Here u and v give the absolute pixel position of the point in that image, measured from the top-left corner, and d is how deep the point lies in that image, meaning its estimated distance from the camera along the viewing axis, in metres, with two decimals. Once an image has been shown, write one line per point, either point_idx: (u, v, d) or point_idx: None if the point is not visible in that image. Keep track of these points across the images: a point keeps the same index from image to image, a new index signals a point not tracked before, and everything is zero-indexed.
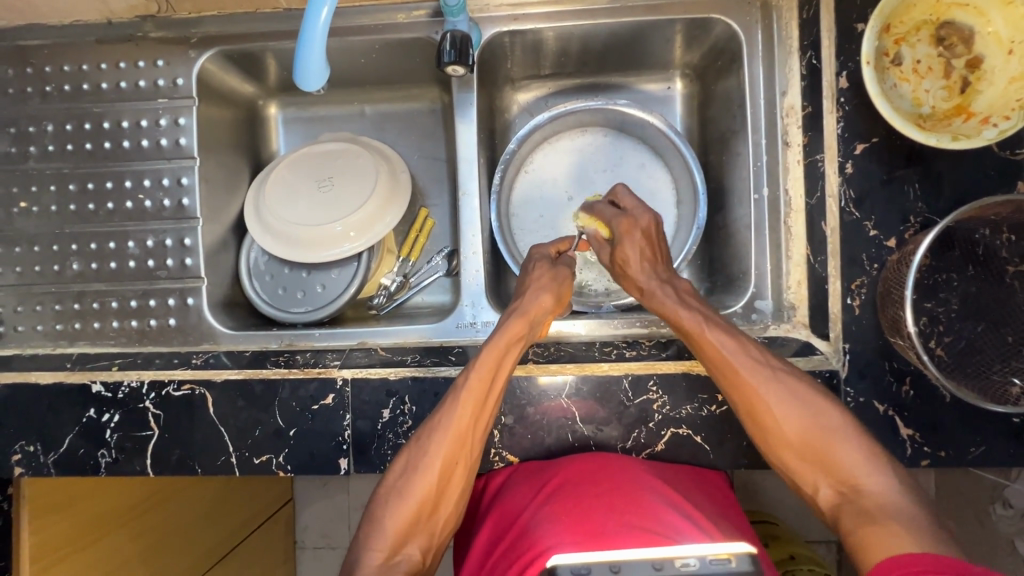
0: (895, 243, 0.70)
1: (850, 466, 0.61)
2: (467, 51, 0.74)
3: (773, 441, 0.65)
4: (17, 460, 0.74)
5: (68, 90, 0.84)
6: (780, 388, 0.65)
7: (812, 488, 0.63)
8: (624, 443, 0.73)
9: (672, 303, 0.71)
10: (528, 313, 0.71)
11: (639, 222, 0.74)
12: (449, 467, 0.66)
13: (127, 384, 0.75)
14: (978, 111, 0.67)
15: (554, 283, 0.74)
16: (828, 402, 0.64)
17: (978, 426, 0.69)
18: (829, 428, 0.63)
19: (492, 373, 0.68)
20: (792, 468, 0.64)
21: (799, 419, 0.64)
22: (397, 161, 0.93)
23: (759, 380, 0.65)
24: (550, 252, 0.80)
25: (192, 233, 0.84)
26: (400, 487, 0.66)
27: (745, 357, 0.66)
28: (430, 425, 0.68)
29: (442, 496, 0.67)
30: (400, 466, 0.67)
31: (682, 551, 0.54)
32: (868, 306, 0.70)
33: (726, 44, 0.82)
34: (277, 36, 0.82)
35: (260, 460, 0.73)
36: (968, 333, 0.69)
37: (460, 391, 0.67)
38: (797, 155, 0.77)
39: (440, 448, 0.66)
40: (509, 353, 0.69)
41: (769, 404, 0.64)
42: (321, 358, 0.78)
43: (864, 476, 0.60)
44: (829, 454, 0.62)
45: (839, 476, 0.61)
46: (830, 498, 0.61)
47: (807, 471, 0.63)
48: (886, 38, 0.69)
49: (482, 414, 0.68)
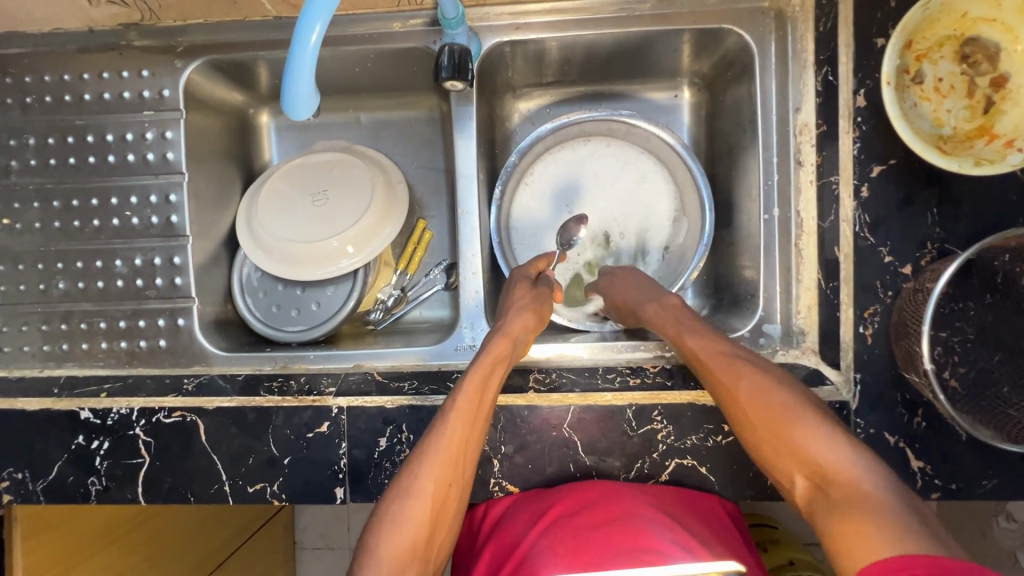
0: (910, 270, 0.67)
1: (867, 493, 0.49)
2: (465, 66, 0.70)
3: (778, 459, 0.56)
4: (5, 487, 0.72)
5: (49, 101, 0.80)
6: (787, 398, 0.59)
7: (849, 553, 0.47)
8: (627, 473, 0.71)
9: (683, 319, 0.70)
10: (511, 333, 0.70)
11: (647, 256, 0.81)
12: (441, 488, 0.63)
13: (116, 411, 0.73)
14: (1002, 133, 0.64)
15: (537, 302, 0.74)
16: (846, 431, 0.56)
17: (991, 458, 0.67)
18: (844, 451, 0.53)
19: (481, 390, 0.66)
20: (810, 508, 0.52)
21: (812, 434, 0.55)
22: (394, 173, 0.90)
23: (764, 388, 0.61)
24: (530, 272, 0.79)
25: (182, 251, 0.82)
26: (393, 514, 0.62)
27: (765, 372, 0.63)
28: (421, 447, 0.65)
29: (437, 524, 0.63)
30: (392, 494, 0.64)
31: (664, 568, 0.48)
32: (882, 335, 0.68)
33: (737, 55, 0.78)
34: (267, 46, 0.78)
35: (253, 488, 0.71)
36: (983, 364, 0.66)
37: (449, 411, 0.65)
38: (810, 175, 0.73)
39: (432, 469, 0.63)
40: (497, 371, 0.68)
41: (771, 409, 0.59)
42: (316, 383, 0.75)
43: (889, 518, 0.47)
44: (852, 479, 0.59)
45: (810, 467, 0.54)
46: (878, 573, 0.44)
47: (829, 515, 0.50)
48: (907, 55, 0.66)
49: (474, 431, 0.66)
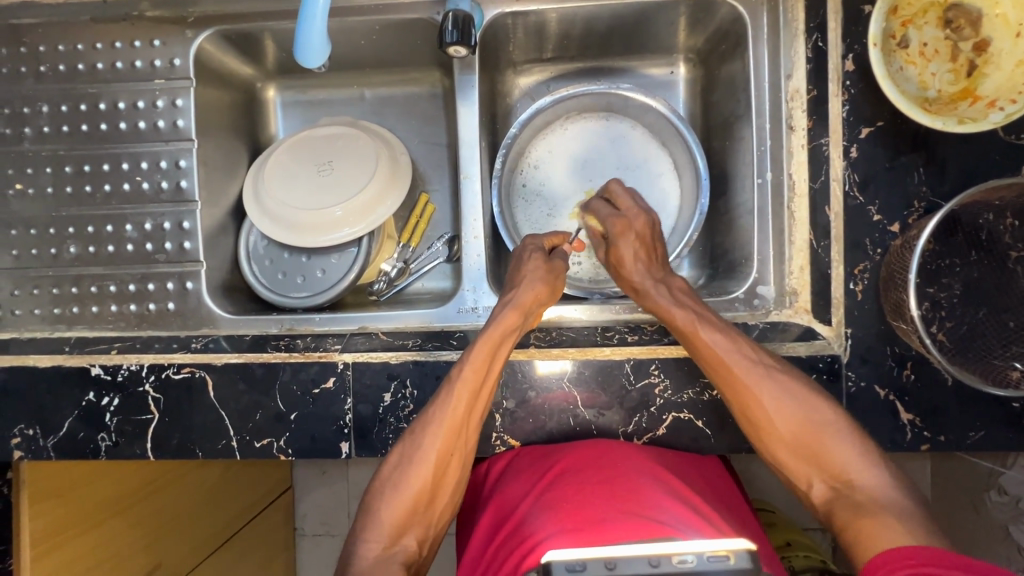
0: (898, 228, 0.70)
1: (843, 460, 0.63)
2: (469, 31, 0.72)
3: (766, 438, 0.67)
4: (16, 443, 0.74)
5: (63, 70, 0.82)
6: (778, 390, 0.66)
7: (806, 484, 0.66)
8: (626, 427, 0.73)
9: (667, 302, 0.72)
10: (522, 305, 0.71)
11: (634, 225, 0.76)
12: (445, 458, 0.67)
13: (126, 368, 0.74)
14: (985, 94, 0.67)
15: (550, 275, 0.75)
16: (824, 400, 0.66)
17: (977, 411, 0.69)
18: (822, 425, 0.65)
19: (488, 364, 0.68)
20: (788, 465, 0.66)
21: (797, 419, 0.65)
22: (397, 144, 0.92)
23: (756, 382, 0.66)
24: (544, 244, 0.80)
25: (190, 216, 0.84)
26: (396, 478, 0.67)
27: (738, 357, 0.67)
28: (426, 414, 0.68)
29: (439, 488, 0.68)
30: (396, 457, 0.68)
31: (679, 547, 0.52)
32: (870, 291, 0.71)
33: (731, 27, 0.81)
34: (276, 17, 0.81)
35: (261, 443, 0.73)
36: (969, 318, 0.69)
37: (455, 383, 0.67)
38: (801, 139, 0.75)
39: (436, 440, 0.66)
40: (505, 343, 0.70)
41: (763, 404, 0.65)
42: (322, 342, 0.77)
43: (857, 473, 0.62)
44: (822, 452, 0.64)
45: (830, 472, 0.64)
46: (823, 494, 0.64)
47: (802, 468, 0.66)
48: (893, 20, 0.69)
49: (478, 402, 0.68)
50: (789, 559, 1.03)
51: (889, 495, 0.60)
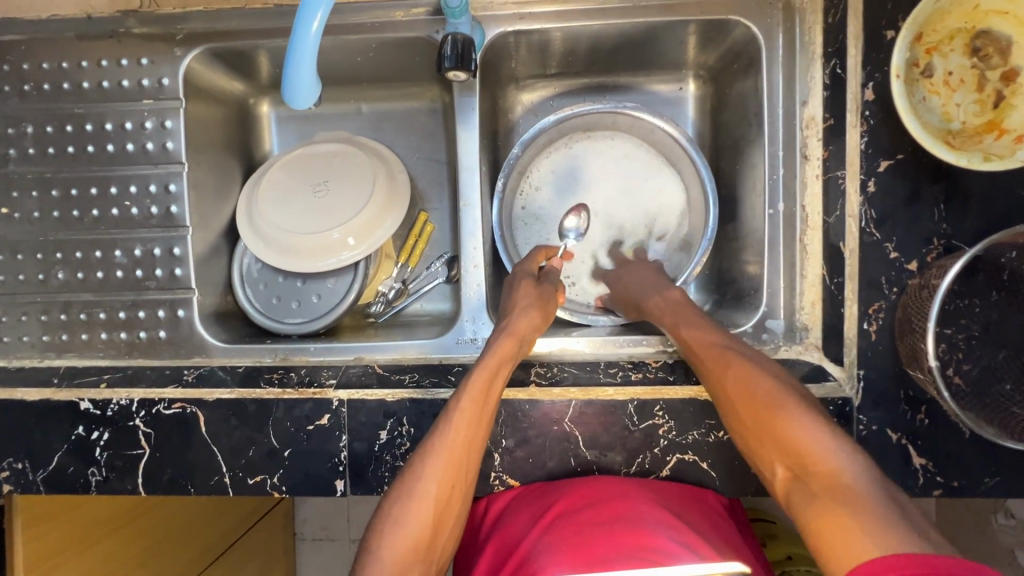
0: (916, 267, 0.67)
1: (807, 441, 0.52)
2: (469, 56, 0.69)
3: (734, 417, 0.60)
4: (6, 477, 0.72)
5: (48, 89, 0.79)
6: (754, 366, 0.61)
7: (772, 472, 0.55)
8: (628, 468, 0.71)
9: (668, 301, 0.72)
10: (517, 333, 0.70)
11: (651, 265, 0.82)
12: (446, 493, 0.63)
13: (116, 402, 0.72)
14: (1012, 128, 0.63)
15: (541, 299, 0.74)
16: (799, 386, 0.59)
17: (993, 456, 0.67)
18: (797, 403, 0.56)
19: (486, 389, 0.66)
20: (760, 450, 0.57)
21: (780, 400, 0.57)
22: (395, 163, 0.89)
23: (732, 361, 0.62)
24: (532, 269, 0.79)
25: (181, 241, 0.81)
26: (395, 516, 0.62)
27: (724, 343, 0.65)
28: (424, 446, 0.65)
29: (440, 525, 0.63)
30: (394, 492, 0.64)
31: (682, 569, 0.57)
32: (886, 331, 0.68)
33: (744, 47, 0.77)
34: (268, 35, 0.78)
35: (254, 480, 0.71)
36: (987, 361, 0.66)
37: (453, 412, 0.65)
38: (816, 169, 0.72)
39: (434, 470, 0.63)
40: (501, 371, 0.68)
41: (740, 381, 0.60)
42: (316, 375, 0.75)
43: (823, 454, 0.51)
44: (784, 428, 0.54)
45: (789, 453, 0.53)
46: (785, 481, 0.53)
47: (770, 453, 0.56)
48: (917, 48, 0.65)
49: (478, 429, 0.66)
50: None
51: (857, 478, 0.48)
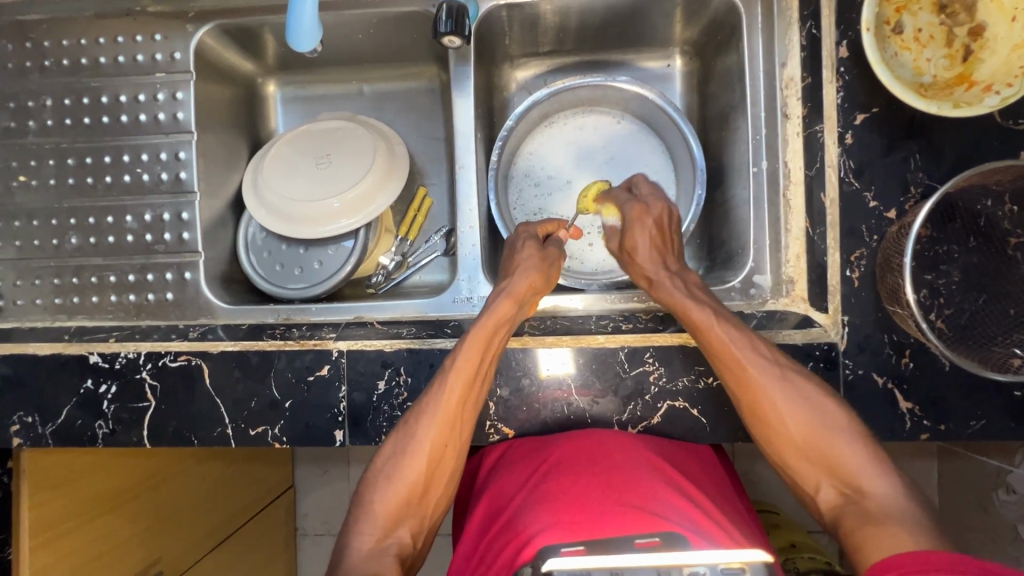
0: (895, 215, 0.69)
1: (855, 467, 0.62)
2: (464, 21, 0.73)
3: (775, 439, 0.66)
4: (16, 430, 0.75)
5: (67, 65, 0.84)
6: (780, 382, 0.65)
7: (814, 489, 0.65)
8: (621, 416, 0.72)
9: (681, 296, 0.70)
10: (517, 294, 0.70)
11: (652, 210, 0.75)
12: (440, 450, 0.67)
13: (124, 355, 0.75)
14: (981, 79, 0.66)
15: (544, 264, 0.74)
16: (827, 397, 0.65)
17: (978, 399, 0.68)
18: (835, 432, 0.64)
19: (482, 353, 0.67)
20: (796, 470, 0.66)
21: (808, 417, 0.64)
22: (394, 137, 0.93)
23: (765, 377, 0.65)
24: (538, 232, 0.79)
25: (189, 207, 0.84)
26: (389, 473, 0.67)
27: (750, 352, 0.66)
28: (420, 406, 0.68)
29: (432, 480, 0.67)
30: (390, 449, 0.68)
31: (690, 556, 0.49)
32: (868, 278, 0.70)
33: (725, 17, 0.81)
34: (274, 10, 0.82)
35: (255, 431, 0.73)
36: (969, 305, 0.68)
37: (449, 371, 0.66)
38: (796, 127, 0.75)
39: (429, 431, 0.66)
40: (499, 333, 0.69)
41: (770, 398, 0.65)
42: (317, 331, 0.78)
43: (865, 480, 0.61)
44: (835, 458, 0.63)
45: (843, 481, 0.63)
46: (830, 499, 0.63)
47: (810, 472, 0.65)
48: (887, 6, 0.68)
49: (472, 395, 0.67)
50: (793, 560, 1.01)
51: (897, 503, 0.59)
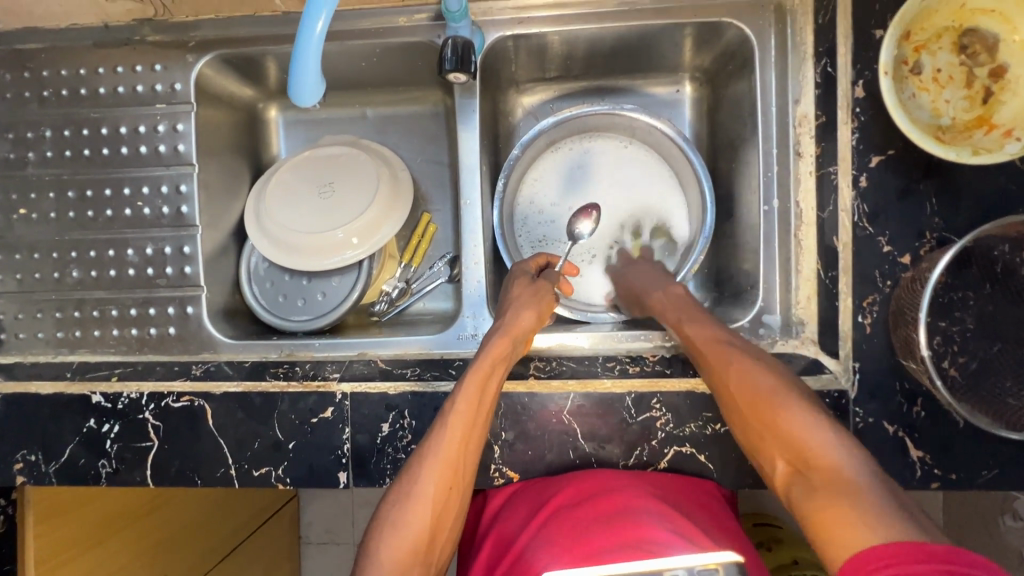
0: (909, 260, 0.68)
1: (804, 435, 0.55)
2: (469, 57, 0.71)
3: (738, 412, 0.61)
4: (19, 469, 0.74)
5: (66, 95, 0.83)
6: (745, 360, 0.64)
7: (772, 464, 0.57)
8: (627, 460, 0.71)
9: (664, 300, 0.74)
10: (512, 331, 0.70)
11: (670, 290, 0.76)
12: (444, 493, 0.64)
13: (127, 395, 0.75)
14: (1001, 123, 0.65)
15: (538, 298, 0.75)
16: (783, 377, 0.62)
17: (991, 448, 0.67)
18: (790, 402, 0.58)
19: (479, 393, 0.67)
20: (755, 445, 0.59)
21: (767, 386, 0.60)
22: (397, 163, 0.92)
23: (728, 353, 0.65)
24: (531, 268, 0.79)
25: (191, 241, 0.83)
26: (393, 519, 0.63)
27: (716, 337, 0.67)
28: (420, 452, 0.66)
29: (439, 528, 0.63)
30: (394, 495, 0.65)
31: (669, 563, 0.50)
32: (880, 324, 0.69)
33: (738, 48, 0.79)
34: (276, 40, 0.80)
35: (258, 472, 0.73)
36: (983, 353, 0.66)
37: (449, 411, 0.66)
38: (809, 166, 0.74)
39: (432, 472, 0.64)
40: (496, 371, 0.68)
41: (733, 370, 0.63)
42: (320, 369, 0.76)
43: (819, 449, 0.54)
44: (790, 428, 0.56)
45: (793, 451, 0.55)
46: (786, 474, 0.56)
47: (769, 447, 0.58)
48: (906, 46, 0.66)
49: (473, 437, 0.66)
50: None
51: (856, 473, 0.51)
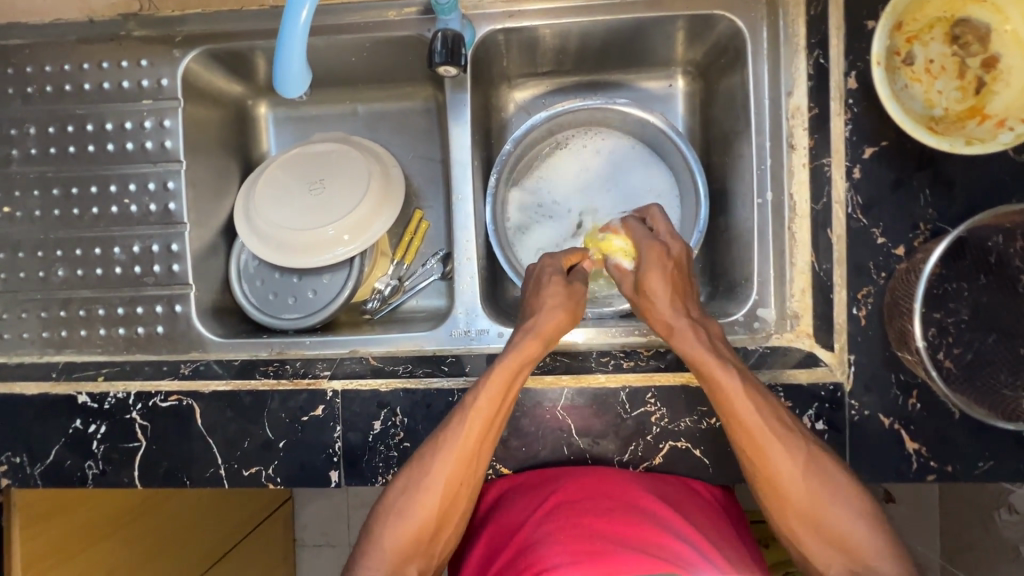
0: (903, 252, 0.67)
1: (863, 544, 0.59)
2: (459, 51, 0.70)
3: (786, 511, 0.61)
4: (3, 471, 0.73)
5: (50, 91, 0.81)
6: (796, 455, 0.61)
7: (821, 562, 0.61)
8: (621, 456, 0.71)
9: (704, 350, 0.64)
10: (542, 333, 0.68)
11: (671, 251, 0.70)
12: (454, 487, 0.65)
13: (114, 395, 0.73)
14: (993, 113, 0.64)
15: (571, 299, 0.71)
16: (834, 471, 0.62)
17: (987, 440, 0.67)
18: (846, 509, 0.60)
19: (501, 395, 0.66)
20: (803, 541, 0.62)
21: (823, 494, 0.60)
22: (388, 159, 0.91)
23: (779, 448, 0.61)
24: (562, 265, 0.75)
25: (179, 238, 0.82)
26: (400, 507, 0.65)
27: (767, 419, 0.61)
28: (433, 442, 0.66)
29: (445, 520, 0.66)
30: (399, 485, 0.66)
31: None
32: (875, 316, 0.68)
33: (729, 41, 0.79)
34: (264, 35, 0.79)
35: (249, 472, 0.72)
36: (977, 345, 0.66)
37: (468, 410, 0.65)
38: (802, 158, 0.73)
39: (444, 468, 0.64)
40: (521, 372, 0.67)
41: (782, 470, 0.61)
42: (311, 368, 0.76)
43: (876, 560, 0.58)
44: (847, 537, 0.60)
45: (850, 554, 0.60)
46: (838, 575, 0.60)
47: (818, 548, 0.61)
48: (897, 36, 0.66)
49: (489, 436, 0.66)
50: None
51: None
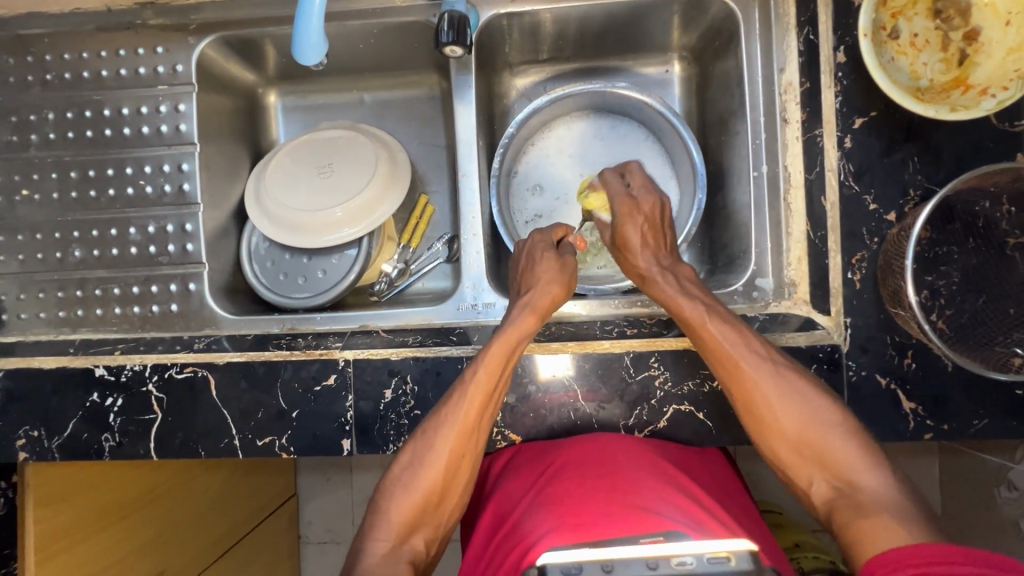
0: (895, 217, 0.70)
1: (846, 461, 0.63)
2: (465, 31, 0.73)
3: (768, 433, 0.66)
4: (21, 445, 0.74)
5: (69, 78, 0.84)
6: (779, 381, 0.65)
7: (807, 483, 0.65)
8: (627, 420, 0.73)
9: (672, 292, 0.71)
10: (539, 308, 0.71)
11: (643, 207, 0.76)
12: (456, 460, 0.67)
13: (130, 368, 0.75)
14: (976, 83, 0.68)
15: (562, 272, 0.74)
16: (819, 396, 0.65)
17: (981, 398, 0.69)
18: (829, 427, 0.64)
19: (500, 369, 0.67)
20: (790, 465, 0.66)
21: (804, 415, 0.64)
22: (395, 146, 0.93)
23: (760, 374, 0.65)
24: (551, 238, 0.79)
25: (193, 218, 0.85)
26: (406, 480, 0.67)
27: (748, 352, 0.66)
28: (437, 417, 0.68)
29: (449, 490, 0.67)
30: (406, 458, 0.68)
31: (679, 549, 0.51)
32: (869, 279, 0.71)
33: (723, 23, 0.82)
34: (275, 21, 0.82)
35: (263, 441, 0.73)
36: (969, 306, 0.68)
37: (469, 384, 0.67)
38: (796, 131, 0.75)
39: (446, 440, 0.66)
40: (521, 344, 0.69)
41: (762, 393, 0.65)
42: (322, 341, 0.78)
43: (859, 474, 0.62)
44: (830, 455, 0.63)
45: (836, 475, 0.63)
46: (824, 494, 0.63)
47: (804, 468, 0.65)
48: (883, 12, 0.69)
49: (490, 405, 0.68)
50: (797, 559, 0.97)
51: (893, 499, 0.59)
